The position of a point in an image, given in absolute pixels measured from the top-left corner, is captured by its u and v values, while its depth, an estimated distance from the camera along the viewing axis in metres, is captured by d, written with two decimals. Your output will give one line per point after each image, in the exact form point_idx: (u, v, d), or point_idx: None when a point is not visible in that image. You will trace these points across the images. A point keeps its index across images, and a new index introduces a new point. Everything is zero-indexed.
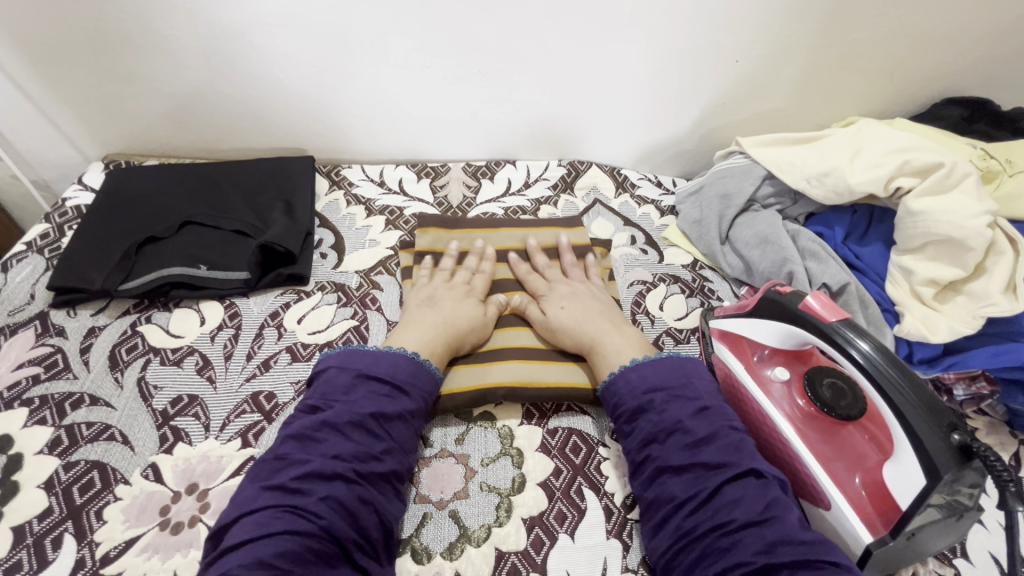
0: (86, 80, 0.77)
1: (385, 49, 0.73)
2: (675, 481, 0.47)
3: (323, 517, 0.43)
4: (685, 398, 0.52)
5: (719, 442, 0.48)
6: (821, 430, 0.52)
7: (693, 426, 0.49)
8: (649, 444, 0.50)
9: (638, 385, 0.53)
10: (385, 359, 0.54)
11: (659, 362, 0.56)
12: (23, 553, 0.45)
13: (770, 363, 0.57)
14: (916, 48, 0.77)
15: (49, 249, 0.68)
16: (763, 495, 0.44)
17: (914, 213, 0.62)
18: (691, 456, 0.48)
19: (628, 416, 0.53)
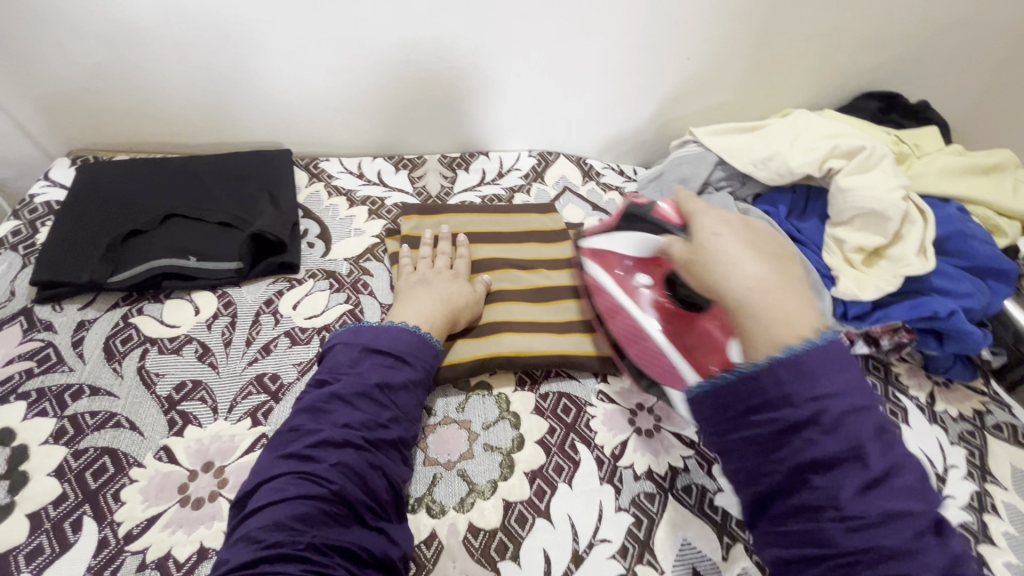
0: (49, 73, 0.75)
1: (364, 43, 0.77)
2: (836, 529, 0.36)
3: (334, 481, 0.46)
4: (862, 407, 0.38)
5: (898, 480, 0.37)
6: (677, 322, 0.60)
7: (874, 456, 0.37)
8: (806, 479, 0.37)
9: (797, 393, 0.38)
10: (387, 333, 0.57)
11: (831, 349, 0.40)
12: (43, 537, 0.46)
13: (633, 271, 0.64)
14: (837, 48, 0.88)
15: (23, 246, 0.66)
16: (946, 547, 0.36)
17: (843, 189, 0.71)
18: (867, 501, 0.36)
19: (775, 433, 0.38)
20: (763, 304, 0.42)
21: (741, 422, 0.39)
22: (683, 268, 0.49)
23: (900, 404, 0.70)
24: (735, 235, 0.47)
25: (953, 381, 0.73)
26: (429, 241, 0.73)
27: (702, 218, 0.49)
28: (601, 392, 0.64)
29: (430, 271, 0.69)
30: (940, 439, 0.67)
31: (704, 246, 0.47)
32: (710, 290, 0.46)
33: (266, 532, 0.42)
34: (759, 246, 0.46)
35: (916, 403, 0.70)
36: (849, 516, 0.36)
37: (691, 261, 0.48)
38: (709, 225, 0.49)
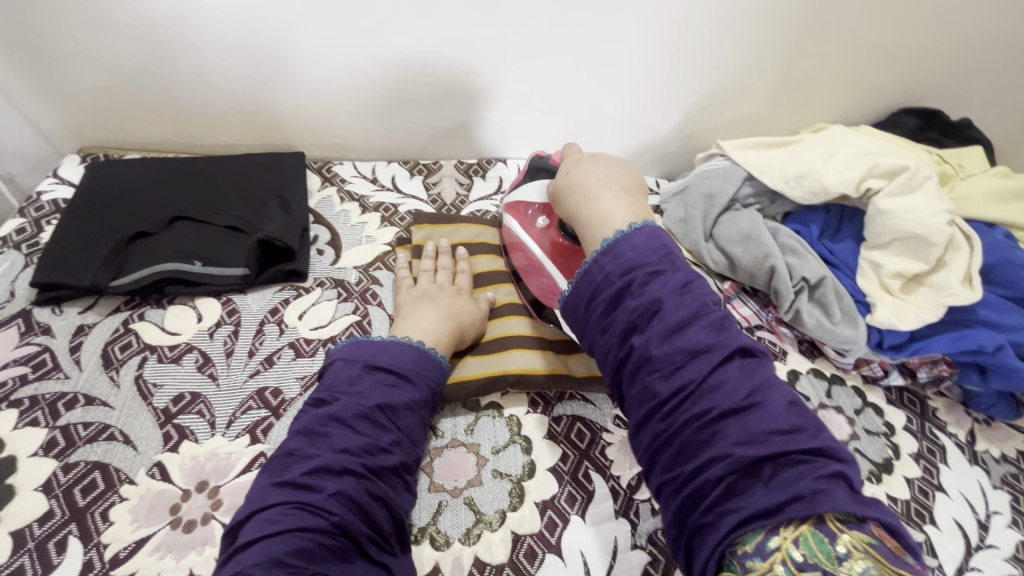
0: (64, 70, 0.74)
1: (383, 45, 0.74)
2: (658, 378, 0.45)
3: (336, 513, 0.43)
4: (665, 274, 0.48)
5: (701, 324, 0.46)
6: (572, 258, 0.65)
7: (673, 307, 0.46)
8: (632, 335, 0.47)
9: (613, 271, 0.49)
10: (390, 349, 0.54)
11: (643, 238, 0.51)
12: (26, 558, 0.43)
13: (538, 214, 0.69)
14: (877, 61, 0.84)
15: (26, 245, 0.64)
16: (748, 380, 0.43)
17: (882, 211, 0.67)
18: (673, 340, 0.45)
19: (607, 309, 0.49)
20: (593, 218, 0.56)
21: (590, 312, 0.50)
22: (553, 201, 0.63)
23: (937, 442, 0.65)
24: (584, 169, 0.60)
25: (995, 419, 0.68)
26: (431, 254, 0.70)
27: (566, 162, 0.63)
28: (618, 416, 0.60)
29: (433, 285, 0.66)
30: (982, 482, 0.63)
31: (560, 179, 0.61)
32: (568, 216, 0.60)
33: (262, 570, 0.39)
34: (609, 178, 0.59)
35: (955, 442, 0.66)
36: (661, 365, 0.45)
37: (556, 195, 0.62)
38: (566, 164, 0.62)
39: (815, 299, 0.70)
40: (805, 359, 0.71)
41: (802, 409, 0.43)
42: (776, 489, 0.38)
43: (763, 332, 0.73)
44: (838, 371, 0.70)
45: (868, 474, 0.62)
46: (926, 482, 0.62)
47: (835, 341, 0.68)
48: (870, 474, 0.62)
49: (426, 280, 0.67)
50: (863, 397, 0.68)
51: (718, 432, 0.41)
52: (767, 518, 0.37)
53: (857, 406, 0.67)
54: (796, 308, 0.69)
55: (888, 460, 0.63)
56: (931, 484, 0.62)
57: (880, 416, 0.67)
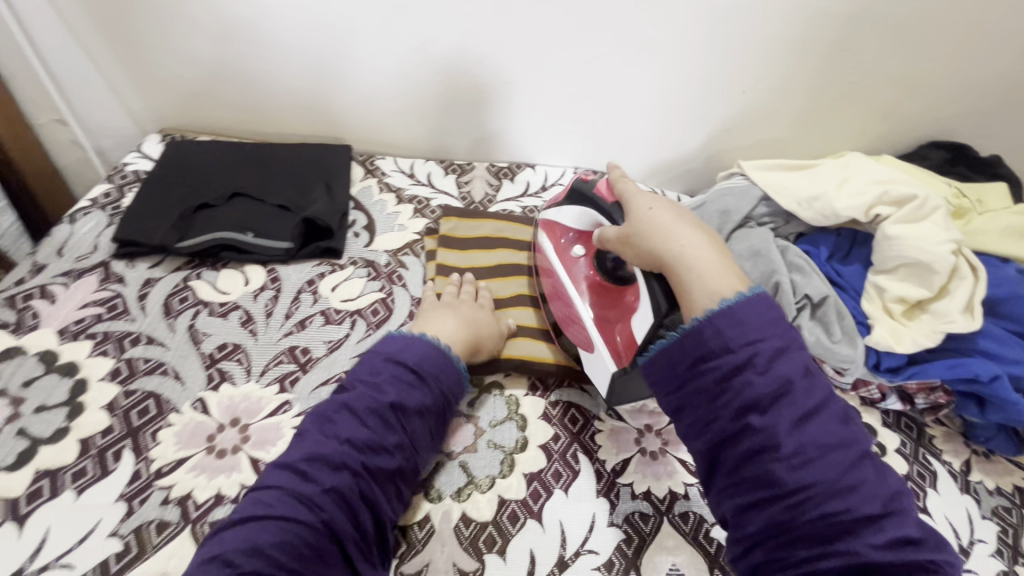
0: (160, 62, 0.85)
1: (429, 53, 0.83)
2: (782, 466, 0.42)
3: (325, 510, 0.46)
4: (790, 353, 0.45)
5: (828, 413, 0.44)
6: (602, 295, 0.64)
7: (802, 393, 0.44)
8: (747, 413, 0.44)
9: (733, 337, 0.46)
10: (416, 347, 0.57)
11: (758, 302, 0.47)
12: (88, 462, 0.51)
13: (573, 243, 0.68)
14: (904, 93, 0.85)
15: (111, 207, 0.74)
16: (882, 482, 0.43)
17: (889, 237, 0.69)
18: (799, 429, 0.43)
19: (723, 376, 0.45)
20: (699, 265, 0.51)
21: (693, 374, 0.47)
22: (625, 240, 0.57)
23: (929, 467, 0.66)
24: (663, 206, 0.57)
25: (995, 453, 0.68)
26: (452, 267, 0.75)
27: (640, 199, 0.59)
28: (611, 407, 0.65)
29: (455, 297, 0.69)
30: (970, 511, 0.63)
31: (638, 214, 0.57)
32: (647, 257, 0.55)
33: (243, 555, 0.43)
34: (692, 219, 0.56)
35: (949, 469, 0.67)
36: (787, 453, 0.43)
37: (631, 234, 0.56)
38: (640, 200, 0.58)
39: (817, 318, 0.72)
40: None
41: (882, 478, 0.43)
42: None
43: None
44: (834, 390, 0.72)
45: None
46: None
47: (833, 359, 0.70)
48: None
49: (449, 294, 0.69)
50: None
51: (849, 530, 0.40)
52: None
53: None
54: (797, 325, 0.72)
55: None
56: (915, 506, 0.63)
57: (873, 437, 0.68)
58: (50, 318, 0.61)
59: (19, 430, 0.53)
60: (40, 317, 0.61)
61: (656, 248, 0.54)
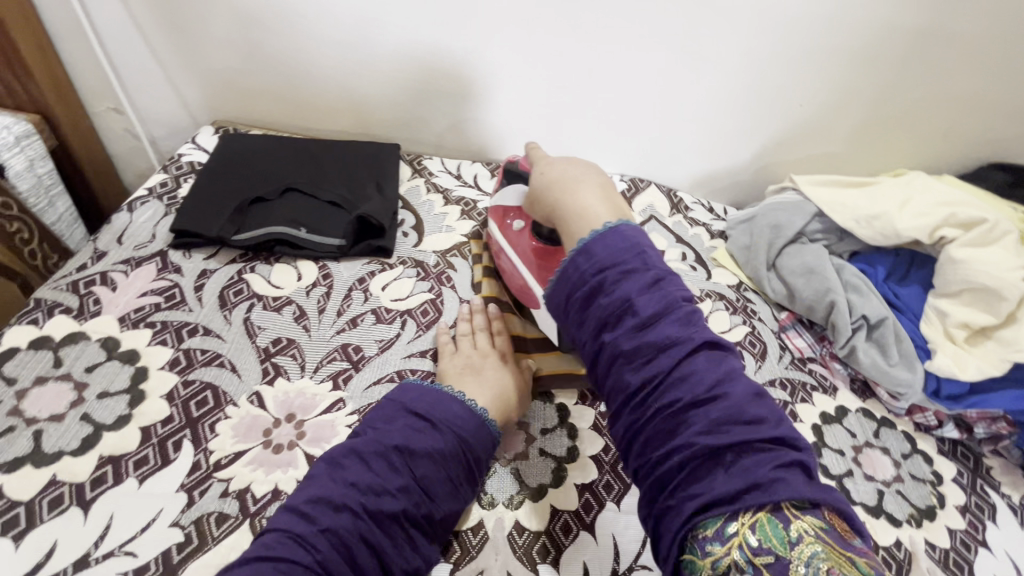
0: (212, 53, 0.86)
1: (486, 55, 0.83)
2: (628, 368, 0.42)
3: (320, 550, 0.42)
4: (633, 269, 0.44)
5: (670, 316, 0.42)
6: (545, 260, 0.63)
7: (644, 303, 0.43)
8: (601, 332, 0.44)
9: (587, 267, 0.46)
10: (439, 402, 0.54)
11: (621, 236, 0.47)
12: (150, 450, 0.52)
13: (515, 217, 0.67)
14: (967, 112, 0.83)
15: (167, 197, 0.75)
16: (714, 369, 0.41)
17: (955, 260, 0.68)
18: (641, 337, 0.42)
19: (583, 301, 0.45)
20: (569, 211, 0.52)
21: (568, 309, 0.47)
22: (532, 205, 0.59)
23: (987, 499, 0.64)
24: (561, 167, 0.57)
25: None
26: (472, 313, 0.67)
27: (541, 164, 0.60)
28: None
29: (478, 348, 0.63)
30: None
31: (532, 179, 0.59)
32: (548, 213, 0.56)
33: None
34: (587, 173, 0.55)
35: (1008, 502, 0.65)
36: (631, 358, 0.42)
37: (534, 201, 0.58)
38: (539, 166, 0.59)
39: (873, 340, 0.71)
40: (857, 398, 0.71)
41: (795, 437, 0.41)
42: (736, 474, 0.36)
43: (815, 365, 0.74)
44: (889, 415, 0.70)
45: (908, 516, 0.62)
46: (970, 536, 0.61)
47: (889, 383, 0.68)
48: (910, 516, 0.62)
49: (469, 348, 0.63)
50: (912, 443, 0.68)
51: (683, 420, 0.39)
52: (729, 514, 0.35)
53: (905, 451, 0.67)
54: (852, 346, 0.70)
55: (931, 507, 0.63)
56: (974, 538, 0.61)
57: (929, 465, 0.66)
58: (111, 305, 0.62)
59: (83, 415, 0.53)
60: (102, 304, 0.62)
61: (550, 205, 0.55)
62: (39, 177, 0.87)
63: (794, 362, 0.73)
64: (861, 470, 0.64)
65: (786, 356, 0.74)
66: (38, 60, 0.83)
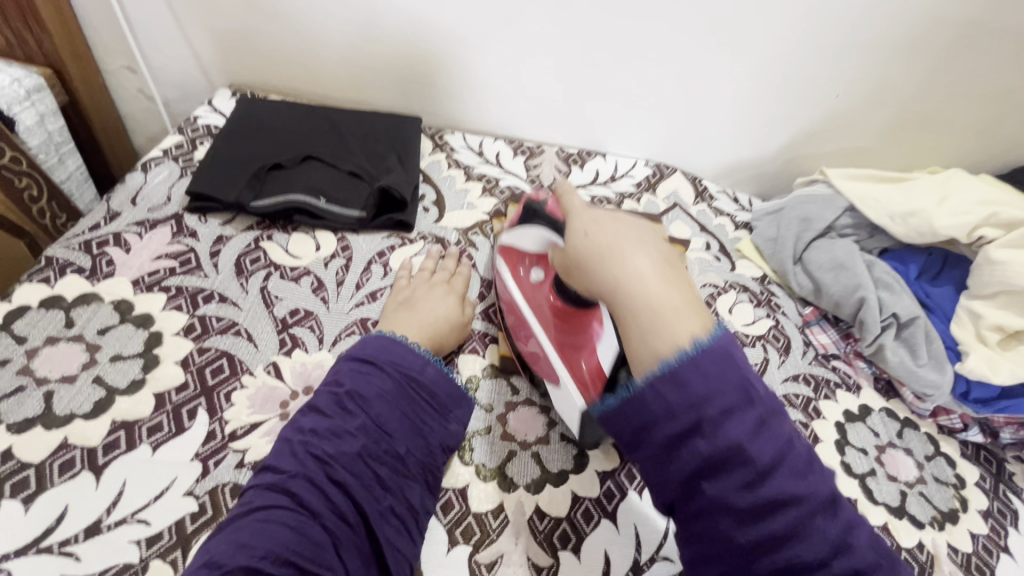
0: (228, 10, 0.83)
1: (514, 28, 0.79)
2: (733, 524, 0.35)
3: (297, 493, 0.42)
4: (738, 407, 0.36)
5: (785, 466, 0.36)
6: (565, 322, 0.57)
7: (756, 451, 0.35)
8: (695, 480, 0.36)
9: (675, 403, 0.36)
10: (386, 347, 0.52)
11: (709, 358, 0.36)
12: (164, 417, 0.50)
13: (532, 268, 0.62)
14: (1007, 110, 0.81)
15: (183, 159, 0.73)
16: (835, 523, 0.36)
17: (993, 261, 0.66)
18: (752, 494, 0.35)
19: (673, 438, 0.36)
20: (634, 308, 0.39)
21: (638, 442, 0.38)
22: (567, 274, 0.45)
23: (1010, 505, 0.64)
24: (605, 225, 0.43)
25: None
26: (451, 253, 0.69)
27: (575, 218, 0.45)
28: None
29: (424, 285, 0.63)
30: None
31: (571, 246, 0.44)
32: (589, 292, 0.43)
33: (230, 552, 0.38)
34: (645, 248, 0.41)
35: None
36: (738, 510, 0.35)
37: (570, 266, 0.44)
38: (578, 224, 0.44)
39: (902, 339, 0.69)
40: (880, 398, 0.69)
41: (771, 428, 0.36)
42: None
43: (839, 362, 0.72)
44: (912, 416, 0.68)
45: (930, 519, 0.61)
46: (992, 541, 0.61)
47: (916, 384, 0.66)
48: (933, 519, 0.61)
49: (413, 288, 0.63)
50: (936, 445, 0.67)
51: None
52: None
53: (928, 453, 0.66)
54: (879, 344, 0.69)
55: (954, 511, 0.62)
56: (996, 544, 0.60)
57: (951, 468, 0.65)
58: (124, 267, 0.60)
59: (96, 377, 0.52)
60: (114, 266, 0.60)
61: (602, 288, 0.41)
62: (49, 133, 0.86)
63: (817, 358, 0.72)
64: (884, 471, 0.63)
65: (810, 352, 0.73)
66: (51, 11, 0.80)
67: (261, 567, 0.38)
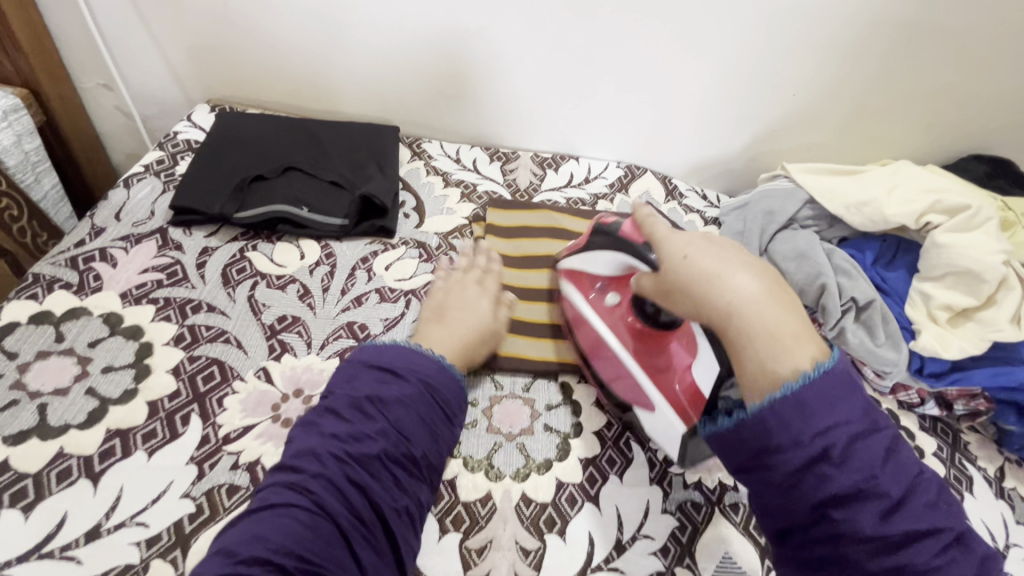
0: (207, 28, 0.84)
1: (486, 38, 0.83)
2: (863, 551, 0.39)
3: (315, 492, 0.44)
4: (865, 439, 0.40)
5: (920, 500, 0.40)
6: (648, 344, 0.58)
7: (888, 483, 0.39)
8: (824, 508, 0.40)
9: (804, 429, 0.40)
10: (405, 355, 0.53)
11: (829, 382, 0.41)
12: (157, 424, 0.52)
13: (605, 290, 0.63)
14: (948, 105, 0.87)
15: (165, 174, 0.74)
16: (970, 560, 0.39)
17: (939, 245, 0.71)
18: (885, 524, 0.39)
19: (801, 465, 0.40)
20: (746, 325, 0.43)
21: (761, 466, 0.42)
22: (665, 297, 0.50)
23: (966, 472, 0.68)
24: (704, 249, 0.47)
25: None
26: (478, 253, 0.69)
27: (669, 241, 0.49)
28: None
29: (456, 291, 0.64)
30: (1005, 515, 0.65)
31: (672, 269, 0.48)
32: (691, 313, 0.47)
33: (247, 544, 0.41)
34: (741, 265, 0.46)
35: (984, 475, 0.68)
36: (872, 537, 0.39)
37: (669, 291, 0.48)
38: (673, 249, 0.49)
39: (862, 321, 0.73)
40: None
41: (896, 460, 0.41)
42: None
43: None
44: (875, 393, 0.72)
45: None
46: None
47: (875, 363, 0.70)
48: None
49: (445, 296, 0.63)
50: (896, 420, 0.71)
51: None
52: None
53: None
54: (841, 327, 0.72)
55: None
56: None
57: (911, 440, 0.69)
58: (111, 281, 0.62)
59: (88, 389, 0.53)
60: (102, 280, 0.61)
61: (708, 308, 0.45)
62: (26, 153, 0.85)
63: None
64: None
65: None
66: (26, 32, 0.80)
67: (272, 559, 0.40)
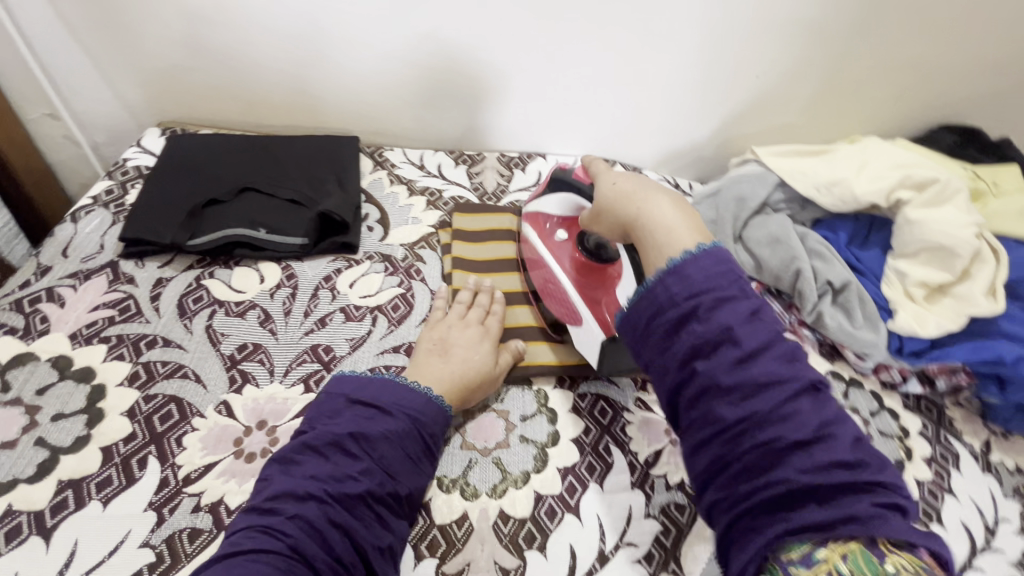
0: (148, 48, 0.81)
1: (441, 41, 0.80)
2: (725, 403, 0.40)
3: (291, 535, 0.42)
4: (733, 299, 0.42)
5: (773, 352, 0.41)
6: (587, 274, 0.65)
7: (745, 335, 0.40)
8: (692, 361, 0.41)
9: (678, 290, 0.43)
10: (390, 389, 0.53)
11: (709, 257, 0.44)
12: (112, 470, 0.50)
13: (557, 227, 0.68)
14: (914, 77, 0.86)
15: (114, 204, 0.71)
16: (819, 412, 0.39)
17: (911, 222, 0.70)
18: (741, 371, 0.40)
19: (675, 323, 0.42)
20: (654, 221, 0.48)
21: (648, 330, 0.44)
22: (595, 218, 0.56)
23: (951, 449, 0.67)
24: (627, 176, 0.53)
25: (1012, 433, 0.70)
26: (469, 288, 0.68)
27: (603, 173, 0.56)
28: (640, 398, 0.63)
29: (459, 326, 0.63)
30: (993, 490, 0.65)
31: (602, 192, 0.54)
32: (614, 226, 0.53)
33: None
34: (657, 185, 0.52)
35: (970, 450, 0.68)
36: (727, 389, 0.40)
37: (599, 212, 0.55)
38: (605, 178, 0.56)
39: (838, 304, 0.73)
40: (825, 361, 0.73)
41: (761, 321, 0.42)
42: (831, 508, 0.36)
43: None
44: (856, 374, 0.72)
45: None
46: (936, 485, 0.64)
47: (855, 345, 0.70)
48: None
49: (447, 331, 0.63)
50: (880, 401, 0.70)
51: (782, 457, 0.38)
52: (820, 541, 0.35)
53: (873, 409, 0.69)
54: (819, 311, 0.72)
55: (901, 461, 0.65)
56: (940, 487, 0.64)
57: (895, 420, 0.69)
58: (60, 322, 0.59)
59: (37, 439, 0.51)
60: (49, 322, 0.59)
61: (624, 217, 0.51)
62: None
63: None
64: None
65: None
66: None
67: None
